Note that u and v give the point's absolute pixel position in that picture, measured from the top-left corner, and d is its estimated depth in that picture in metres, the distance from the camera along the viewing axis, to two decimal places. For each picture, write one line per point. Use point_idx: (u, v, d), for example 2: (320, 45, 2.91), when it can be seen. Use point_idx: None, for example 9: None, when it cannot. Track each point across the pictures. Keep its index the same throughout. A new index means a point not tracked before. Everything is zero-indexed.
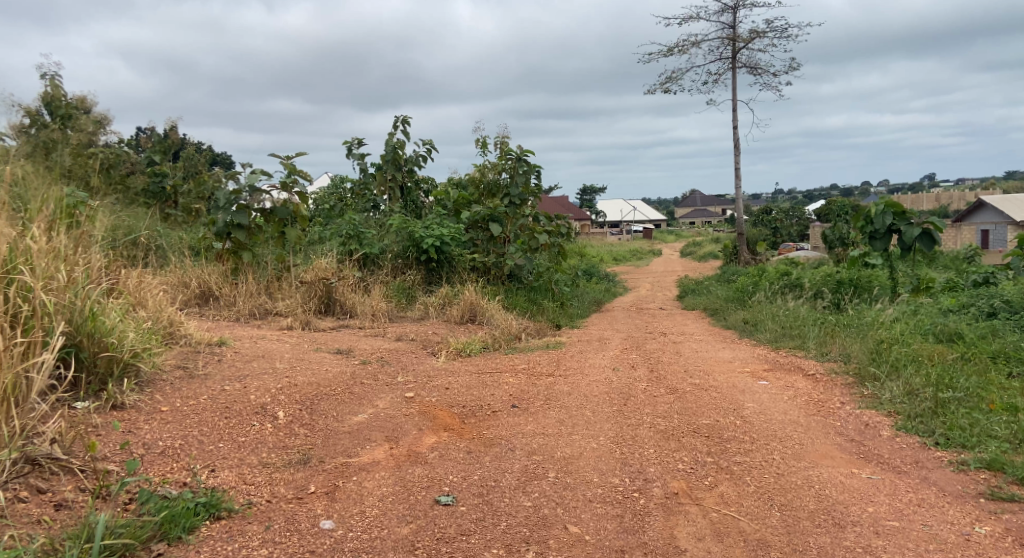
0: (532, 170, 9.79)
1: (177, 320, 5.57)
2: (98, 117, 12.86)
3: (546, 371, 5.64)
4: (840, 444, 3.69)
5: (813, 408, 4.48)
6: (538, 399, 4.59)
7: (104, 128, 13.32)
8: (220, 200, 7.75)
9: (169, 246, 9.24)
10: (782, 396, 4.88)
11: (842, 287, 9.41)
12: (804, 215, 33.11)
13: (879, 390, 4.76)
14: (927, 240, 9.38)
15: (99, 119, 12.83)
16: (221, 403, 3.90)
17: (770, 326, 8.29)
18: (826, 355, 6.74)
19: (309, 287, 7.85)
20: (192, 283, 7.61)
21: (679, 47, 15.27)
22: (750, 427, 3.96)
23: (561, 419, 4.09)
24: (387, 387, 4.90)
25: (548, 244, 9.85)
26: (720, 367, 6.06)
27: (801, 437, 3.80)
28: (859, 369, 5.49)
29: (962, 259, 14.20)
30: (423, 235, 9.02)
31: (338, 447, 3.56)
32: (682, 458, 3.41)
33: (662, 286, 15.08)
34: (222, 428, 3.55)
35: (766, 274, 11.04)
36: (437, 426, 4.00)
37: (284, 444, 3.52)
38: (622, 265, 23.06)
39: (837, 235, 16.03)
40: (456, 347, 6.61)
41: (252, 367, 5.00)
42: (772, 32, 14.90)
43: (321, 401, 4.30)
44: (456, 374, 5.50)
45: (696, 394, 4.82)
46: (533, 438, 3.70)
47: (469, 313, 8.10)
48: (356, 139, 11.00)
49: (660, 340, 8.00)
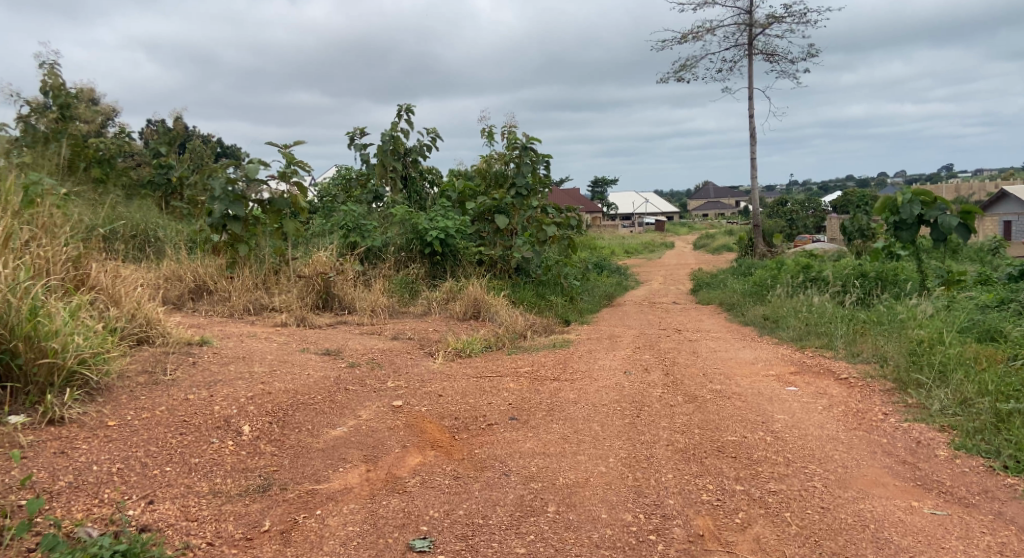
0: (541, 160, 9.27)
1: (153, 316, 5.08)
2: (103, 107, 12.52)
3: (553, 375, 5.11)
4: (890, 469, 3.17)
5: (852, 421, 3.96)
6: (541, 409, 4.09)
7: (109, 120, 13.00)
8: (214, 191, 7.18)
9: (165, 238, 8.79)
10: (815, 405, 4.35)
11: (868, 281, 8.84)
12: (821, 207, 32.37)
13: (925, 400, 4.23)
14: (960, 231, 8.80)
15: (105, 110, 12.48)
16: (178, 416, 3.42)
17: (794, 322, 7.74)
18: (857, 356, 6.19)
19: (306, 281, 7.37)
20: (185, 276, 7.16)
21: (693, 34, 14.68)
22: (784, 445, 3.44)
23: (565, 434, 3.60)
24: (374, 395, 4.42)
25: (557, 236, 9.34)
26: (742, 370, 5.51)
27: (844, 458, 3.29)
28: (898, 374, 4.95)
29: (986, 251, 13.59)
30: (427, 226, 8.49)
31: (307, 470, 3.08)
32: (706, 486, 2.92)
33: (675, 280, 14.51)
34: (173, 446, 3.06)
35: (785, 266, 10.44)
36: (424, 442, 3.52)
37: (243, 466, 3.03)
38: (637, 257, 22.50)
39: (856, 227, 15.59)
40: (455, 347, 6.11)
41: (226, 371, 4.51)
42: (790, 18, 14.32)
43: (295, 411, 3.81)
44: (452, 378, 5.00)
45: (719, 403, 4.29)
46: (532, 459, 3.21)
47: (473, 309, 7.59)
48: (359, 128, 10.57)
49: (676, 337, 7.49)
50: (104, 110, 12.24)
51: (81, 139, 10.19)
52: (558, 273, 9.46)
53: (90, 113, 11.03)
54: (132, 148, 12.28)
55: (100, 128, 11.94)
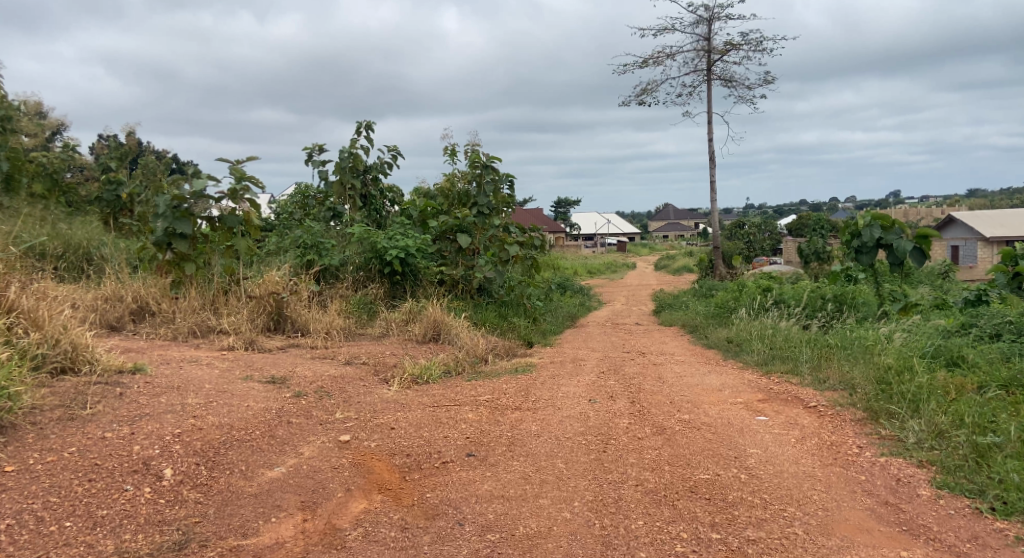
0: (504, 179, 9.03)
1: (80, 342, 4.66)
2: (52, 121, 11.94)
3: (514, 404, 4.81)
4: (873, 511, 2.96)
5: (828, 455, 3.76)
6: (500, 444, 3.79)
7: (57, 133, 12.42)
8: (158, 208, 6.75)
9: (109, 256, 8.27)
10: (787, 437, 4.14)
11: (830, 304, 8.78)
12: (777, 229, 32.85)
13: (899, 432, 4.06)
14: (917, 255, 8.80)
15: (53, 124, 11.91)
16: (90, 459, 3.08)
17: (758, 346, 7.60)
18: (824, 383, 6.02)
19: (257, 302, 6.97)
20: (126, 297, 6.68)
21: (655, 58, 14.73)
22: (760, 484, 3.20)
23: (528, 473, 3.31)
24: (320, 428, 4.07)
25: (520, 255, 9.08)
26: (710, 398, 5.28)
27: (823, 499, 3.07)
28: (868, 404, 4.79)
29: (938, 274, 13.81)
30: (387, 245, 8.19)
31: (234, 520, 2.80)
32: (679, 535, 2.71)
33: (637, 300, 14.35)
34: (78, 495, 2.80)
35: (747, 288, 10.34)
36: (371, 485, 3.19)
37: (159, 518, 2.77)
38: (599, 278, 22.33)
39: (813, 249, 15.74)
40: (411, 374, 5.77)
41: (156, 404, 4.13)
42: (747, 44, 14.48)
43: (228, 450, 3.46)
44: (407, 408, 4.66)
45: (689, 435, 4.06)
46: (490, 504, 2.93)
47: (433, 332, 7.26)
48: (318, 145, 10.25)
49: (640, 361, 7.28)
50: (50, 123, 11.66)
51: (21, 153, 9.60)
52: (521, 293, 9.19)
53: (33, 125, 10.42)
54: (80, 161, 11.68)
55: (43, 141, 11.34)
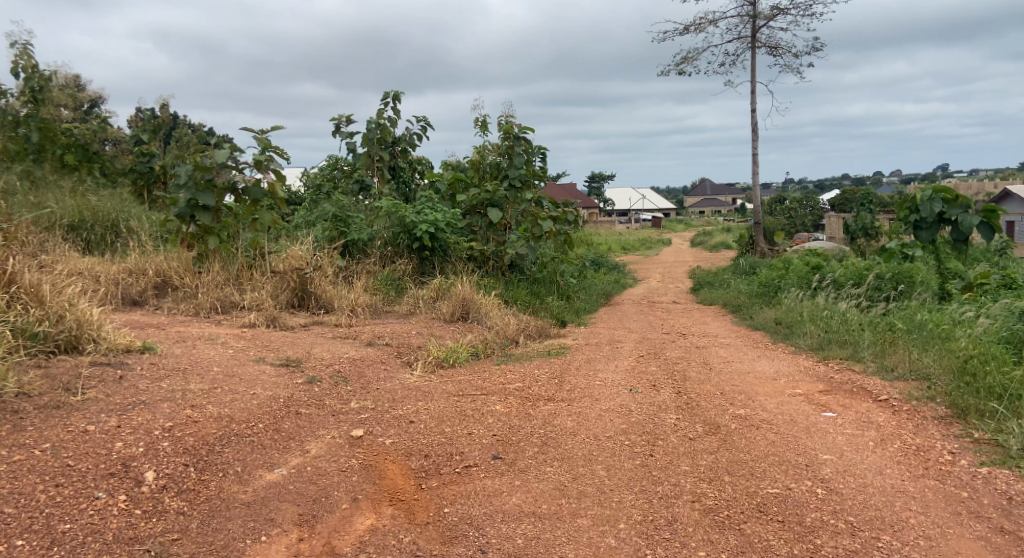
0: (537, 151, 8.47)
1: (86, 317, 4.26)
2: (89, 93, 11.69)
3: (547, 394, 4.33)
4: (988, 542, 2.45)
5: (916, 462, 3.21)
6: (531, 444, 3.31)
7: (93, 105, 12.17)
8: (181, 178, 6.34)
9: (137, 227, 7.93)
10: (863, 438, 3.59)
11: (887, 283, 8.07)
12: (819, 204, 31.54)
13: (998, 436, 3.48)
14: (984, 230, 8.01)
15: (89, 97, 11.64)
16: (62, 459, 2.67)
17: (811, 328, 6.98)
18: (892, 371, 5.39)
19: (281, 278, 6.56)
20: (149, 270, 6.35)
21: (697, 25, 13.97)
22: (842, 503, 2.68)
23: (564, 482, 2.84)
24: (331, 420, 3.64)
25: (553, 231, 8.53)
26: (765, 388, 4.73)
27: (922, 523, 2.54)
28: (953, 399, 4.17)
29: (997, 250, 12.80)
30: (415, 219, 7.71)
31: (217, 538, 2.42)
32: None
33: (674, 278, 13.70)
34: (39, 504, 2.41)
35: (794, 265, 9.64)
36: (381, 494, 2.75)
37: (131, 535, 2.39)
38: (632, 254, 21.61)
39: (861, 225, 14.81)
40: (435, 357, 5.31)
41: (156, 390, 3.75)
42: (795, 9, 13.62)
43: (223, 447, 3.03)
44: (429, 397, 4.22)
45: (748, 436, 3.53)
46: (518, 525, 2.49)
47: (461, 310, 6.78)
48: (346, 115, 9.81)
49: (682, 344, 6.73)
50: (86, 95, 11.40)
51: (53, 123, 9.29)
52: (554, 270, 8.64)
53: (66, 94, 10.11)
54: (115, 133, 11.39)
55: (80, 112, 11.12)
